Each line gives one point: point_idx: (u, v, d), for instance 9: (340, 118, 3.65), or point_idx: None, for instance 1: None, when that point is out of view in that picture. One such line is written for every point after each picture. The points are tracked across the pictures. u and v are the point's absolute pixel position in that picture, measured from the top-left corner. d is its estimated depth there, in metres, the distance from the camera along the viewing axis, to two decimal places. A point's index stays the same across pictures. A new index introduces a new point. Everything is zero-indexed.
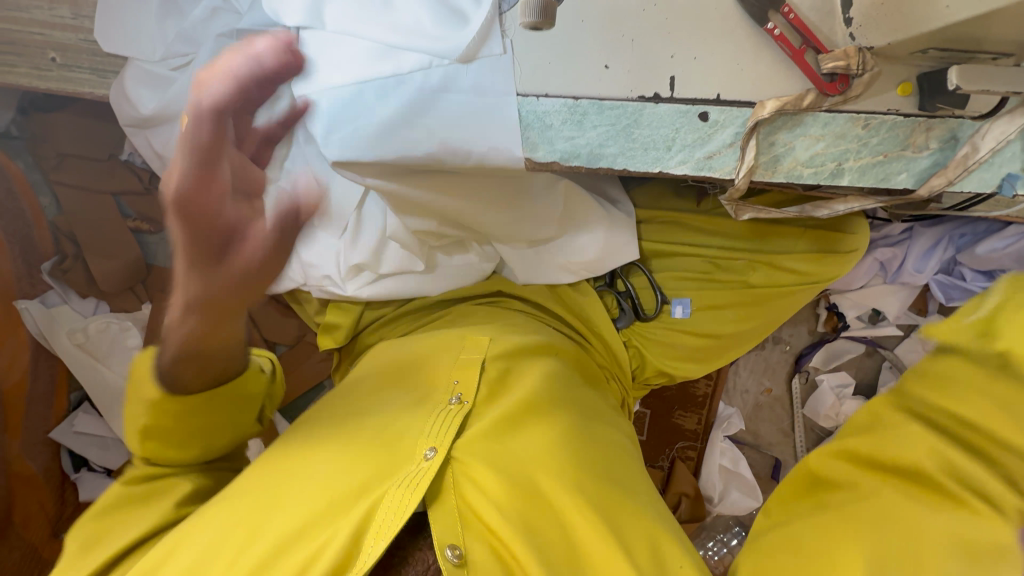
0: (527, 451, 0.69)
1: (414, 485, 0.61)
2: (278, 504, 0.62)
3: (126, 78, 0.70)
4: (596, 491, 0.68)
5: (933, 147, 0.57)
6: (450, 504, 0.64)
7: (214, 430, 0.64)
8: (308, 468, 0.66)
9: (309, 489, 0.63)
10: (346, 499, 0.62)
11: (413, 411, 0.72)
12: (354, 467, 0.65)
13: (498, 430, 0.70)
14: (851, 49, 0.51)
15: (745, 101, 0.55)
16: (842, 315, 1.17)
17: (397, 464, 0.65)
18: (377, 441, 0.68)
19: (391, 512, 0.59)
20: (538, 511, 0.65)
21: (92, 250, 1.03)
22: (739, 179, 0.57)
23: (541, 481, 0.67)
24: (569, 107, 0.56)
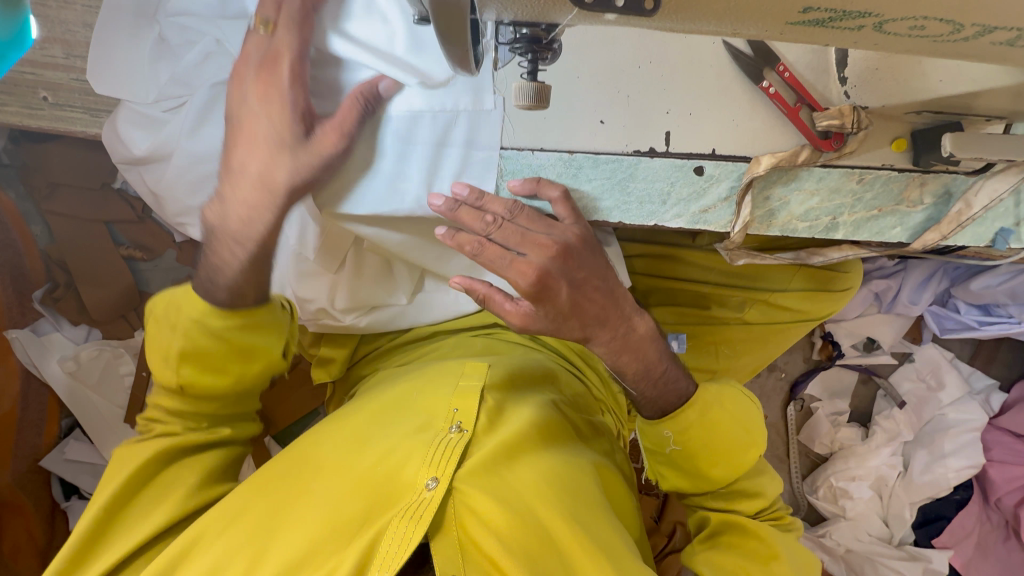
0: (528, 482, 0.67)
1: (417, 518, 0.60)
2: (281, 532, 0.60)
3: (118, 118, 0.70)
4: (596, 524, 0.66)
5: (926, 202, 0.57)
6: (452, 533, 0.62)
7: (250, 354, 0.59)
8: (309, 495, 0.63)
9: (316, 516, 0.61)
10: (351, 527, 0.60)
11: (412, 439, 0.68)
12: (357, 495, 0.63)
13: (499, 460, 0.67)
14: (846, 108, 0.51)
15: (740, 156, 0.55)
16: (837, 344, 1.18)
17: (396, 495, 0.63)
18: (375, 470, 0.65)
19: (394, 544, 0.58)
20: (539, 544, 0.62)
21: (83, 278, 1.03)
22: (734, 233, 0.58)
23: (544, 513, 0.65)
24: (564, 161, 0.55)
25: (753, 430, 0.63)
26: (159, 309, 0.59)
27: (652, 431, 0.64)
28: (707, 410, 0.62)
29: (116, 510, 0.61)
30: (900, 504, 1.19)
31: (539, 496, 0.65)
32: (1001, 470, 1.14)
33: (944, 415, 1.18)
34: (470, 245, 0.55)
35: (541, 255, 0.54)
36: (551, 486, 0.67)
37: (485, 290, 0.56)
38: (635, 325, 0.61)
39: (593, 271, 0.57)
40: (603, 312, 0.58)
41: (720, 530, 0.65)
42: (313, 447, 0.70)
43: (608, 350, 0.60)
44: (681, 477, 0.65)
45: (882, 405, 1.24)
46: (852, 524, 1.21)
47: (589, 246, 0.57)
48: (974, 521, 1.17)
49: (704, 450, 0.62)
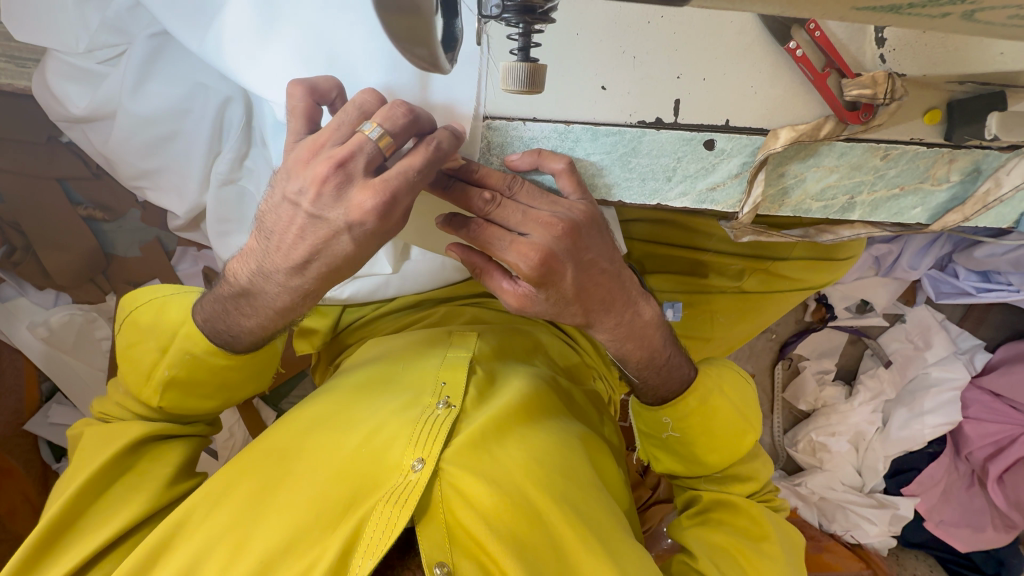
0: (515, 460, 0.66)
1: (403, 501, 0.59)
2: (266, 516, 0.60)
3: (47, 71, 0.61)
4: (583, 502, 0.66)
5: (953, 180, 0.52)
6: (439, 518, 0.61)
7: (240, 388, 0.66)
8: (294, 477, 0.63)
9: (303, 499, 0.61)
10: (336, 510, 0.60)
11: (399, 417, 0.66)
12: (342, 478, 0.62)
13: (488, 437, 0.66)
14: (880, 74, 0.45)
15: (756, 129, 0.49)
16: (831, 307, 1.17)
17: (382, 476, 0.62)
18: (361, 453, 0.64)
19: (380, 529, 0.57)
20: (527, 525, 0.62)
21: (41, 241, 0.95)
22: (743, 213, 0.53)
23: (531, 491, 0.64)
24: (559, 133, 0.49)
25: (749, 415, 0.68)
26: (141, 319, 0.65)
27: (651, 417, 0.68)
28: (706, 395, 0.66)
29: (81, 506, 0.60)
30: (875, 457, 1.24)
31: (527, 475, 0.65)
32: (975, 425, 1.18)
33: (928, 373, 1.20)
34: (469, 227, 0.50)
35: (546, 235, 0.49)
36: (538, 463, 0.66)
37: (481, 263, 0.54)
38: (641, 312, 0.61)
39: (600, 253, 0.53)
40: (605, 298, 0.56)
41: (712, 507, 0.69)
42: (299, 425, 0.68)
43: (611, 336, 0.60)
44: (669, 457, 0.70)
45: (868, 363, 1.25)
46: (828, 474, 1.26)
47: (595, 226, 0.52)
48: (943, 471, 1.23)
49: (702, 435, 0.67)
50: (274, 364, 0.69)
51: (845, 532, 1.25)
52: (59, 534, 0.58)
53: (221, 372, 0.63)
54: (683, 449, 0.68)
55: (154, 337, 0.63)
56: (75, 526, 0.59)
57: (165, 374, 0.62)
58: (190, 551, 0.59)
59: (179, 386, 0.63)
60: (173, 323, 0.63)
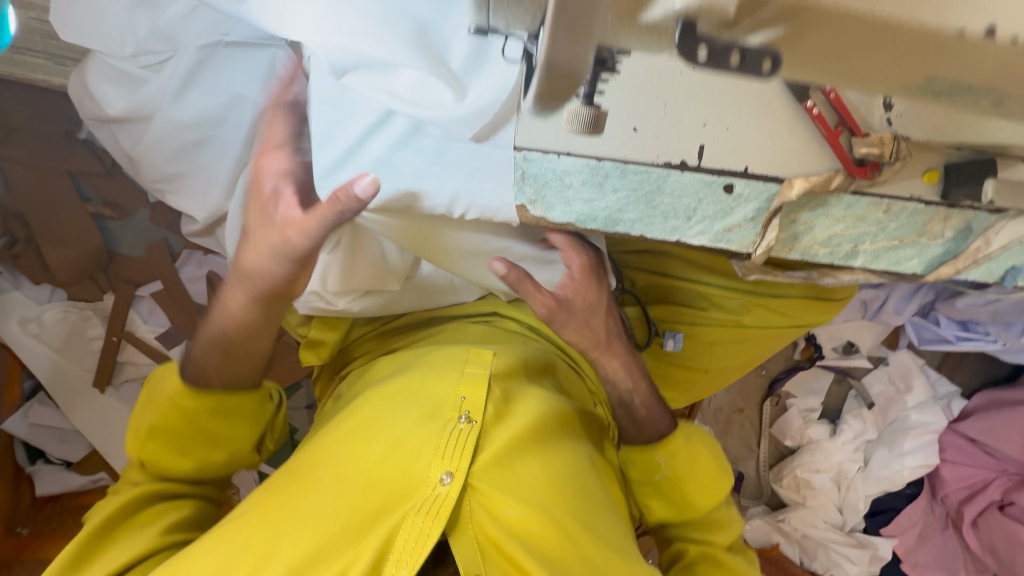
0: (538, 475, 0.66)
1: (434, 514, 0.59)
2: (292, 524, 0.59)
3: (88, 72, 0.62)
4: (602, 519, 0.67)
5: (947, 236, 0.57)
6: (470, 533, 0.61)
7: (248, 370, 0.66)
8: (319, 485, 0.62)
9: (331, 507, 0.60)
10: (364, 520, 0.59)
11: (422, 428, 0.65)
12: (371, 489, 0.61)
13: (511, 451, 0.66)
14: (887, 136, 0.49)
15: (773, 177, 0.53)
16: (819, 346, 1.21)
17: (409, 488, 0.62)
18: (387, 463, 0.63)
19: (413, 541, 0.58)
20: (553, 541, 0.63)
21: (46, 236, 0.94)
22: (756, 253, 0.57)
23: (555, 507, 0.64)
24: (591, 169, 0.52)
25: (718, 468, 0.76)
26: (153, 375, 0.67)
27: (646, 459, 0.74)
28: (688, 438, 0.75)
29: (99, 541, 0.59)
30: (857, 496, 1.27)
31: (552, 492, 0.65)
32: (951, 467, 1.23)
33: (907, 416, 1.25)
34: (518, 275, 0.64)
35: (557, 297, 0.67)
36: (561, 481, 0.67)
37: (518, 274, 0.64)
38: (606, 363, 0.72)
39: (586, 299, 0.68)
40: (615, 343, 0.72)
41: (697, 560, 0.72)
42: (314, 428, 0.68)
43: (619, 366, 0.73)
44: (661, 504, 0.75)
45: (852, 404, 1.28)
46: (811, 511, 1.29)
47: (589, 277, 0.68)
48: (919, 513, 1.27)
49: (688, 475, 0.74)
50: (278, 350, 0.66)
51: (825, 570, 1.28)
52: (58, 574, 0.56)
53: (197, 414, 0.64)
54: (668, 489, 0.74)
55: (155, 398, 0.65)
56: (92, 561, 0.58)
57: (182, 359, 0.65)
58: (205, 562, 0.57)
59: (159, 435, 0.64)
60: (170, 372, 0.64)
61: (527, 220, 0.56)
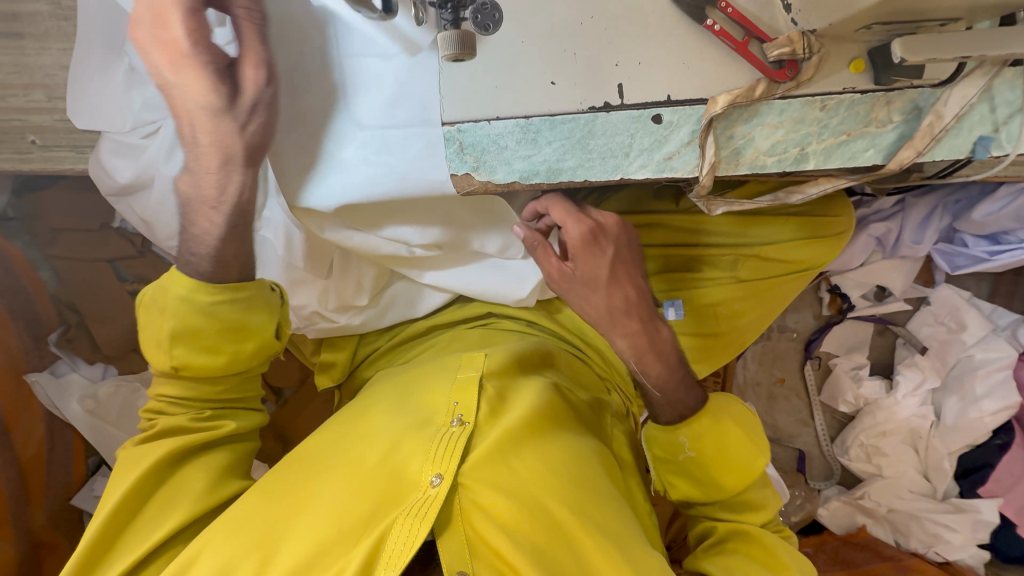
0: (532, 470, 0.65)
1: (422, 515, 0.59)
2: (289, 537, 0.60)
3: (102, 152, 0.74)
4: (602, 509, 0.64)
5: (897, 120, 0.56)
6: (459, 528, 0.61)
7: (242, 334, 0.65)
8: (317, 497, 0.63)
9: (325, 518, 0.61)
10: (357, 526, 0.60)
11: (414, 435, 0.67)
12: (363, 495, 0.62)
13: (503, 449, 0.66)
14: (795, 34, 0.51)
15: (697, 99, 0.55)
16: (846, 296, 1.15)
17: (402, 491, 0.62)
18: (380, 469, 0.64)
19: (401, 542, 0.57)
20: (547, 536, 0.61)
21: (93, 316, 1.07)
22: (703, 176, 0.57)
23: (549, 501, 0.63)
24: (521, 127, 0.56)
25: (758, 441, 0.71)
26: (151, 296, 0.65)
27: (668, 438, 0.71)
28: (717, 416, 0.70)
29: (122, 521, 0.61)
30: (938, 455, 1.15)
31: (545, 486, 0.64)
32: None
33: (971, 356, 1.14)
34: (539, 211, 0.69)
35: (578, 229, 0.64)
36: (557, 473, 0.65)
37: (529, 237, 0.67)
38: (660, 331, 0.68)
39: (621, 256, 0.66)
40: (634, 308, 0.67)
41: (726, 537, 0.69)
42: (318, 447, 0.70)
43: (631, 344, 0.67)
44: (685, 481, 0.72)
45: (903, 353, 1.18)
46: (890, 482, 1.17)
47: (625, 235, 0.66)
48: (1021, 466, 1.11)
49: (717, 453, 0.69)
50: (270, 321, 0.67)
51: (927, 549, 1.15)
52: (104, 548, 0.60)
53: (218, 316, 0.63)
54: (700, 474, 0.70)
55: (158, 318, 0.63)
56: (116, 549, 0.60)
57: (170, 328, 0.63)
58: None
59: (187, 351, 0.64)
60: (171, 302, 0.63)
61: (474, 188, 0.59)
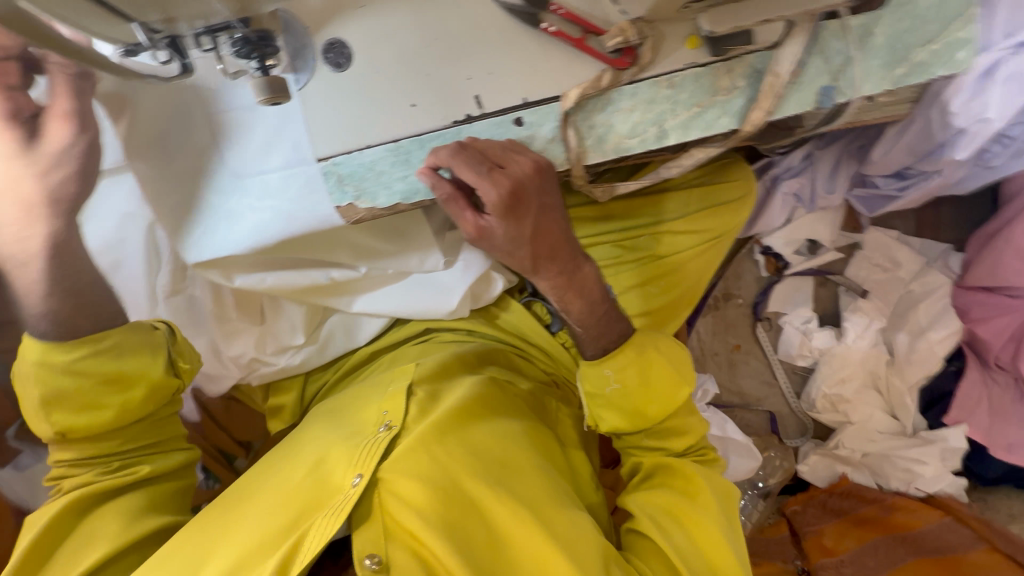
0: (460, 459, 0.62)
1: (339, 514, 0.55)
2: (201, 564, 0.55)
3: None
4: (535, 489, 0.61)
5: (741, 85, 0.59)
6: (379, 521, 0.57)
7: (126, 380, 0.66)
8: (237, 519, 0.58)
9: (242, 542, 0.56)
10: (270, 540, 0.55)
11: (339, 442, 0.63)
12: (283, 508, 0.57)
13: (431, 442, 0.63)
14: (624, 24, 0.54)
15: (550, 97, 0.58)
16: (780, 255, 1.18)
17: (321, 498, 0.58)
18: (301, 479, 0.60)
19: (314, 543, 0.53)
20: (475, 522, 0.58)
21: None
22: (573, 167, 0.61)
23: (476, 487, 0.59)
24: (393, 151, 0.59)
25: (683, 369, 0.67)
26: (21, 367, 0.65)
27: (592, 373, 0.65)
28: (642, 349, 0.65)
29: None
30: (900, 391, 1.17)
31: (473, 472, 0.60)
32: (985, 326, 1.10)
33: (911, 291, 1.18)
34: (445, 154, 0.55)
35: (506, 177, 0.55)
36: (486, 459, 0.62)
37: (445, 192, 0.56)
38: (588, 272, 0.63)
39: (553, 201, 0.59)
40: (556, 252, 0.60)
41: (654, 470, 0.67)
42: (243, 475, 0.66)
43: (553, 285, 0.62)
44: (613, 414, 0.66)
45: (846, 299, 1.21)
46: (859, 427, 1.19)
47: (548, 176, 0.58)
48: (979, 388, 1.13)
49: (641, 387, 0.64)
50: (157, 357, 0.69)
51: (908, 486, 1.16)
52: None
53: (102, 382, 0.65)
54: (623, 402, 0.65)
55: (33, 382, 0.64)
56: None
57: (47, 393, 0.63)
58: None
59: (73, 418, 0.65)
60: (40, 365, 0.64)
61: (362, 216, 0.62)
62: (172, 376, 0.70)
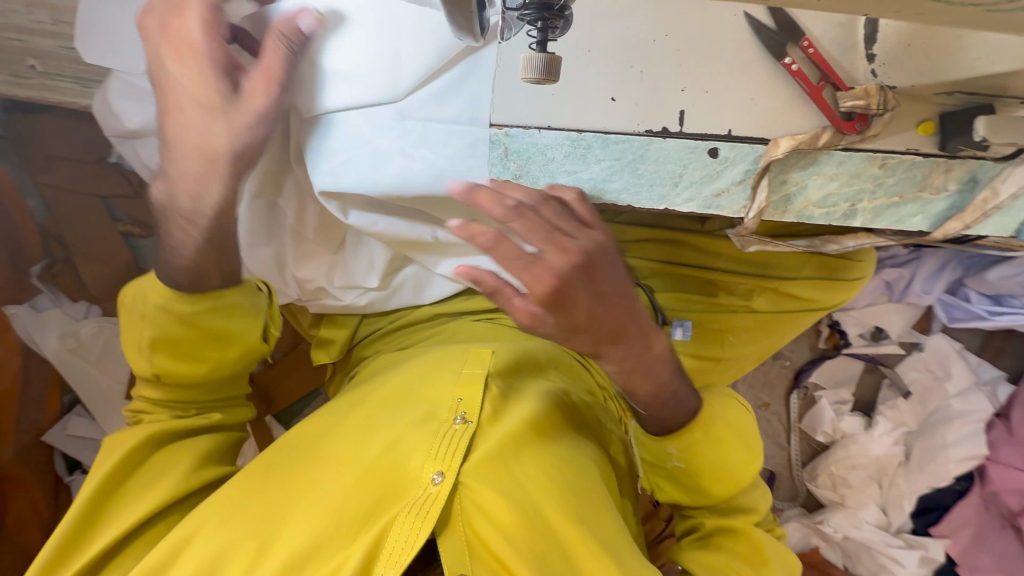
0: (531, 476, 0.65)
1: (424, 514, 0.60)
2: (287, 525, 0.61)
3: (110, 90, 0.69)
4: (597, 522, 0.65)
5: (951, 189, 0.55)
6: (459, 530, 0.62)
7: (226, 340, 0.63)
8: (315, 483, 0.64)
9: (325, 511, 0.61)
10: (357, 518, 0.61)
11: (416, 429, 0.67)
12: (362, 489, 0.62)
13: (505, 451, 0.66)
14: (873, 87, 0.48)
15: (758, 138, 0.52)
16: (844, 333, 1.18)
17: (403, 487, 0.63)
18: (379, 462, 0.64)
19: (401, 542, 0.58)
20: (544, 543, 0.62)
21: (83, 255, 1.02)
22: (748, 219, 0.55)
23: (547, 510, 0.63)
24: (572, 141, 0.53)
25: (755, 448, 0.67)
26: (132, 296, 0.62)
27: (656, 447, 0.66)
28: (712, 426, 0.64)
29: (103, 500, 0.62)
30: (900, 494, 1.19)
31: (544, 492, 0.64)
32: (1002, 469, 1.13)
33: (949, 406, 1.18)
34: (481, 234, 0.47)
35: (563, 261, 0.49)
36: (555, 481, 0.66)
37: (490, 282, 0.49)
38: (652, 344, 0.57)
39: (613, 283, 0.52)
40: (623, 337, 0.54)
41: (712, 533, 0.68)
42: (320, 432, 0.70)
43: (619, 368, 0.56)
44: (673, 487, 0.68)
45: (886, 395, 1.22)
46: (850, 511, 1.21)
47: (607, 254, 0.52)
48: (974, 513, 1.16)
49: (709, 466, 0.65)
50: (256, 325, 0.65)
51: None
52: (71, 544, 0.59)
53: (197, 332, 0.61)
54: (688, 476, 0.66)
55: (135, 311, 0.61)
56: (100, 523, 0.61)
57: (151, 336, 0.61)
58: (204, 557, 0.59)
59: (167, 348, 0.61)
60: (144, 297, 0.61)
61: None
62: (262, 342, 0.68)
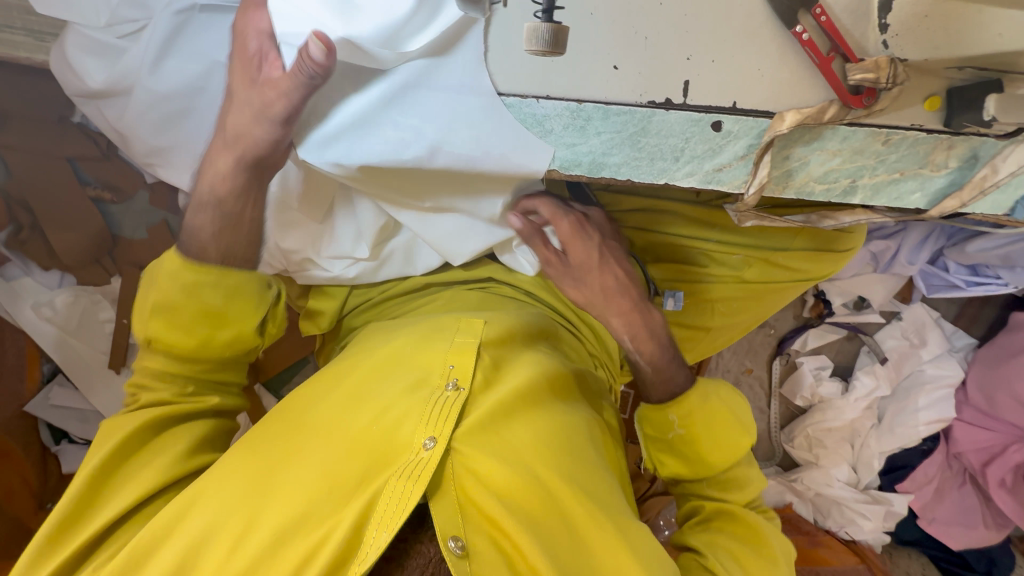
0: (522, 440, 0.66)
1: (416, 477, 0.59)
2: (277, 493, 0.59)
3: (70, 46, 0.66)
4: (592, 485, 0.65)
5: (951, 166, 0.54)
6: (451, 493, 0.61)
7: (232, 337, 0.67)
8: (305, 453, 0.62)
9: (313, 479, 0.60)
10: (347, 486, 0.60)
11: (409, 397, 0.66)
12: (354, 455, 0.62)
13: (497, 417, 0.66)
14: (883, 59, 0.46)
15: (763, 111, 0.50)
16: (829, 303, 1.22)
17: (393, 453, 0.62)
18: (372, 429, 0.63)
19: (392, 503, 0.57)
20: (537, 504, 0.62)
21: (51, 221, 0.97)
22: (749, 193, 0.55)
23: (540, 470, 0.64)
24: (572, 111, 0.51)
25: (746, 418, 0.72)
26: (151, 269, 0.66)
27: (658, 416, 0.72)
28: (706, 397, 0.71)
29: (98, 485, 0.60)
30: (870, 454, 1.24)
31: (536, 455, 0.65)
32: (966, 430, 1.20)
33: (923, 371, 1.23)
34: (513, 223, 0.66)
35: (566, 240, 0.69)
36: (547, 445, 0.66)
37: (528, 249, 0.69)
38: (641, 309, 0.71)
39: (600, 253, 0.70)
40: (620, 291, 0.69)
41: (712, 515, 0.70)
42: (310, 404, 0.69)
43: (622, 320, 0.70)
44: (674, 460, 0.72)
45: (864, 360, 1.25)
46: (823, 470, 1.27)
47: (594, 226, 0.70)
48: (936, 468, 1.24)
49: (707, 435, 0.69)
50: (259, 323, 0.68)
51: (839, 528, 1.26)
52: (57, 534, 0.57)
53: (213, 317, 0.65)
54: (678, 445, 0.71)
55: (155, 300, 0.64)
56: (88, 510, 0.59)
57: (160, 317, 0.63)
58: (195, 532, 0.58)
59: (176, 344, 0.65)
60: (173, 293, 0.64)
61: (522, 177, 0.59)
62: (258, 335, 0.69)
